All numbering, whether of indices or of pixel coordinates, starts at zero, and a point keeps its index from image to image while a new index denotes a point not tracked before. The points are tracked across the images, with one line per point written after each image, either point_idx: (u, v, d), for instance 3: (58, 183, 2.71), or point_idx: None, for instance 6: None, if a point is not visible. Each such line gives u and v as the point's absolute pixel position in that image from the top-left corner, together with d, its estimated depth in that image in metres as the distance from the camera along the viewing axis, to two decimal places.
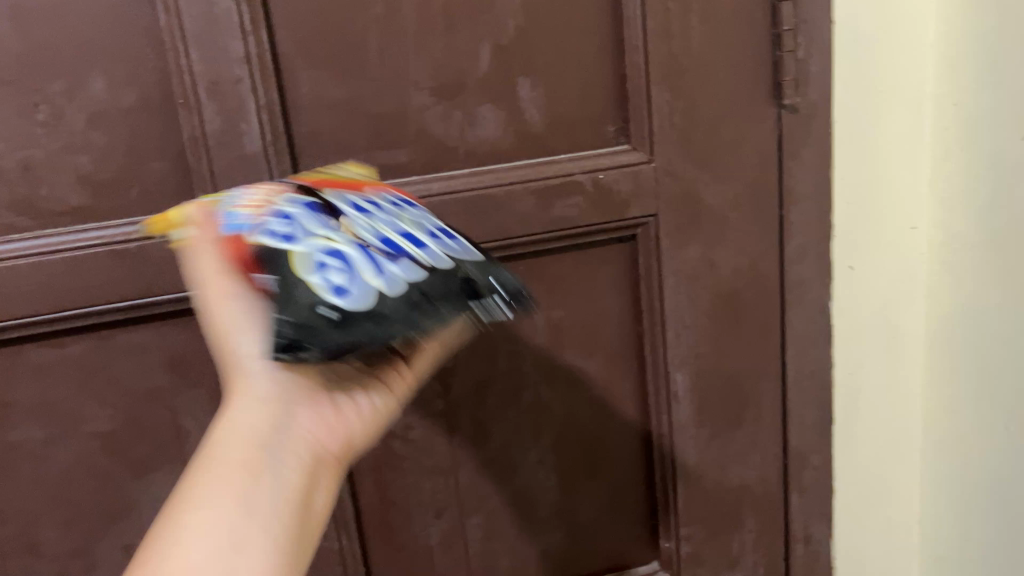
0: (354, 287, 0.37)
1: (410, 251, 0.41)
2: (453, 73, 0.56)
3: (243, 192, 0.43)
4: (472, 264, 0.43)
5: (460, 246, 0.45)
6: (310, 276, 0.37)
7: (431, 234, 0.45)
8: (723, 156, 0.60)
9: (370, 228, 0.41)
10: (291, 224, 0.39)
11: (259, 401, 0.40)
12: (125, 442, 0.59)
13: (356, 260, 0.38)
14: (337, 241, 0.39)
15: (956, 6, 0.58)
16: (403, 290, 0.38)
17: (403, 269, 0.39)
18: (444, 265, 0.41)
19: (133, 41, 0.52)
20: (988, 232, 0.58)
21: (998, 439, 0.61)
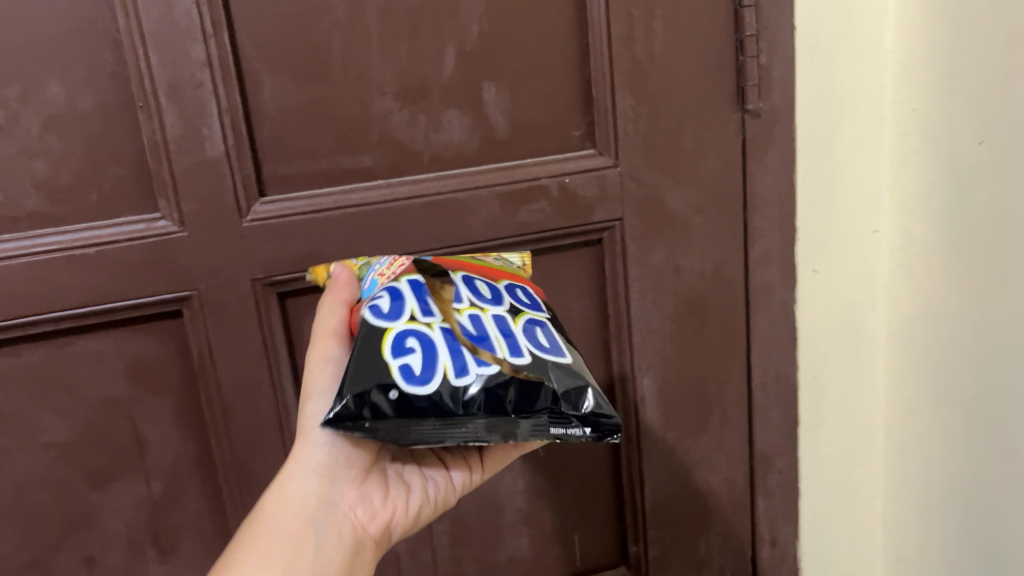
0: (423, 371, 0.40)
1: (505, 347, 0.42)
2: (418, 77, 0.56)
3: (383, 264, 0.49)
4: (559, 369, 0.42)
5: (563, 355, 0.44)
6: (390, 358, 0.40)
7: (531, 324, 0.45)
8: (688, 161, 0.61)
9: (477, 315, 0.44)
10: (396, 305, 0.43)
11: (314, 474, 0.44)
12: (84, 453, 0.57)
13: (440, 349, 0.41)
14: (429, 325, 0.43)
15: (915, 15, 0.59)
16: (476, 392, 0.40)
17: (482, 366, 0.41)
18: (530, 363, 0.42)
19: (91, 44, 0.51)
20: (947, 236, 0.59)
21: (959, 439, 0.62)
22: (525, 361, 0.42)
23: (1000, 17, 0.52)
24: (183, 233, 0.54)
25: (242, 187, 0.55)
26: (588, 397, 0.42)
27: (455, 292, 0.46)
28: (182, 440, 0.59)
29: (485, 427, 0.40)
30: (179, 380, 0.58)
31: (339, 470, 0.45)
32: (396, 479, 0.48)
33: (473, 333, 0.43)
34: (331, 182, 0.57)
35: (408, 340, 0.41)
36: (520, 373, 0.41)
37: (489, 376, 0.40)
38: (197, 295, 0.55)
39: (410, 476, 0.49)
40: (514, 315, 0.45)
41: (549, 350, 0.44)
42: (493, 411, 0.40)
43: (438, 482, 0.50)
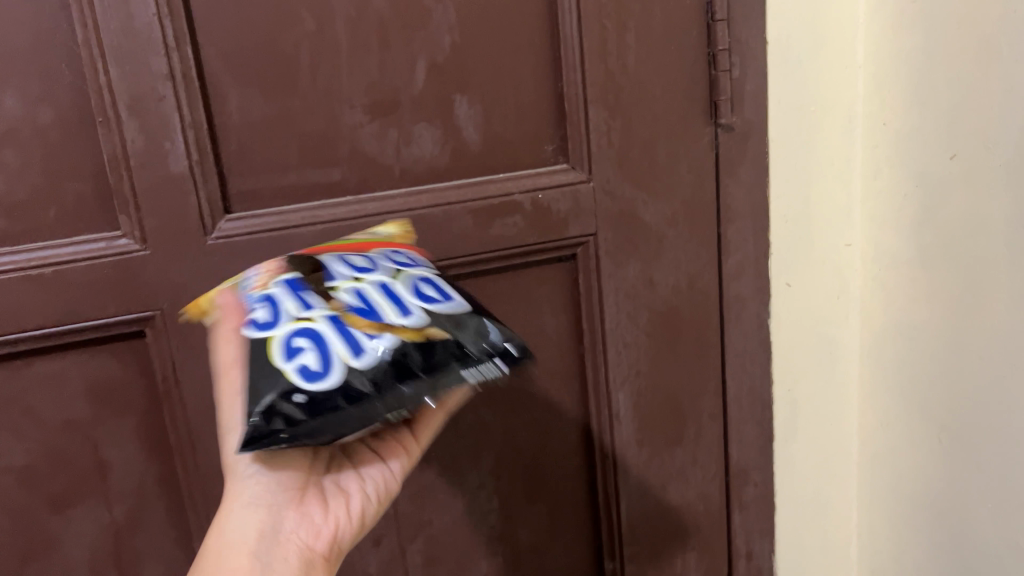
0: (320, 366, 0.39)
1: (392, 311, 0.42)
2: (388, 90, 0.55)
3: (256, 271, 0.46)
4: (447, 318, 0.43)
5: (453, 302, 0.45)
6: (284, 363, 0.38)
7: (414, 281, 0.45)
8: (661, 174, 0.60)
9: (358, 287, 0.43)
10: (275, 311, 0.41)
11: (249, 506, 0.44)
12: (43, 478, 0.55)
13: (328, 334, 0.40)
14: (312, 317, 0.40)
15: (885, 28, 0.59)
16: (376, 364, 0.39)
17: (378, 340, 0.40)
18: (422, 321, 0.42)
19: (48, 56, 0.50)
20: (917, 249, 0.60)
21: (931, 452, 0.62)
22: (418, 319, 0.42)
23: (970, 31, 0.52)
24: (146, 251, 0.53)
25: (206, 203, 0.53)
26: (483, 331, 0.44)
27: (330, 274, 0.44)
28: (145, 462, 0.57)
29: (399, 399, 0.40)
30: (142, 401, 0.56)
31: (275, 495, 0.45)
32: (333, 489, 0.47)
33: (360, 307, 0.42)
34: (299, 198, 0.55)
35: (296, 340, 0.39)
36: (421, 331, 0.41)
37: (387, 345, 0.40)
38: (160, 314, 0.54)
39: (348, 479, 0.48)
40: (393, 278, 0.45)
41: (441, 301, 0.44)
42: (402, 377, 0.40)
43: (378, 478, 0.48)
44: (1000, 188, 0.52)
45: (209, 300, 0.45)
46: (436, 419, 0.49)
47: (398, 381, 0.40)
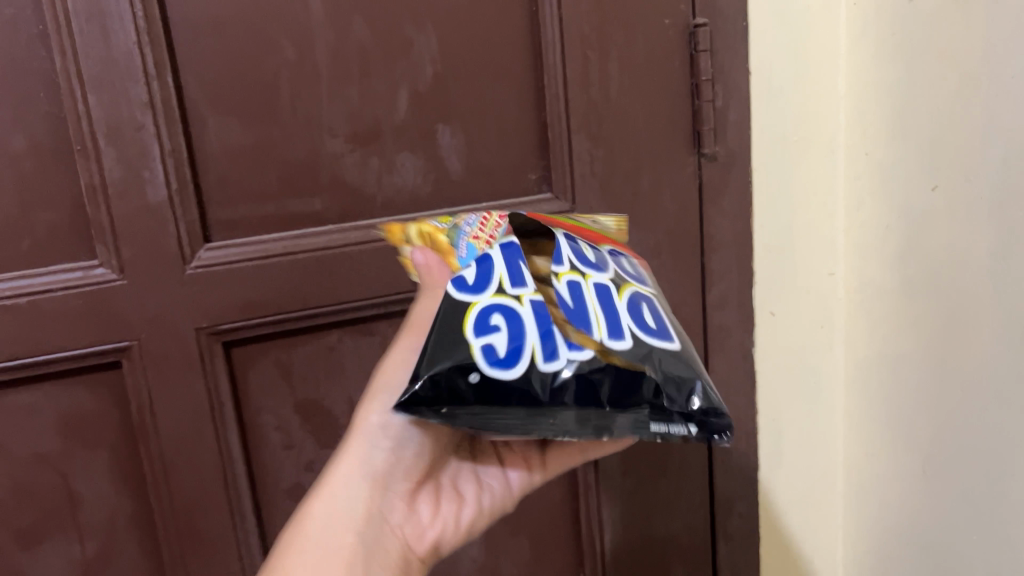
0: (508, 355, 0.35)
1: (602, 328, 0.37)
2: (370, 119, 0.55)
3: (474, 219, 0.43)
4: (665, 358, 0.38)
5: (669, 340, 0.39)
6: (471, 339, 0.34)
7: (634, 298, 0.40)
8: (645, 204, 0.60)
9: (575, 280, 0.39)
10: (483, 274, 0.37)
11: (365, 481, 0.43)
12: (12, 512, 0.54)
13: (529, 327, 0.36)
14: (517, 299, 0.36)
15: (866, 60, 0.59)
16: (565, 378, 0.35)
17: (577, 352, 0.36)
18: (632, 349, 0.37)
19: (25, 84, 0.49)
20: (901, 281, 0.60)
21: (915, 485, 0.62)
22: (625, 345, 0.37)
23: (951, 66, 0.53)
24: (123, 281, 0.52)
25: (185, 233, 0.53)
26: (695, 393, 0.37)
27: (556, 255, 0.40)
28: (118, 496, 0.56)
29: (576, 419, 0.36)
30: (116, 433, 0.55)
31: (393, 479, 0.44)
32: (450, 489, 0.48)
33: (572, 309, 0.37)
34: (280, 227, 0.55)
35: (493, 318, 0.35)
36: (623, 363, 0.36)
37: (585, 363, 0.35)
38: (136, 345, 0.53)
39: (466, 483, 0.49)
40: (617, 287, 0.40)
41: (655, 331, 0.39)
42: (584, 402, 0.36)
43: (495, 488, 0.49)
44: (983, 221, 0.52)
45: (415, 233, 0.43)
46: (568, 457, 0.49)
47: (579, 402, 0.36)
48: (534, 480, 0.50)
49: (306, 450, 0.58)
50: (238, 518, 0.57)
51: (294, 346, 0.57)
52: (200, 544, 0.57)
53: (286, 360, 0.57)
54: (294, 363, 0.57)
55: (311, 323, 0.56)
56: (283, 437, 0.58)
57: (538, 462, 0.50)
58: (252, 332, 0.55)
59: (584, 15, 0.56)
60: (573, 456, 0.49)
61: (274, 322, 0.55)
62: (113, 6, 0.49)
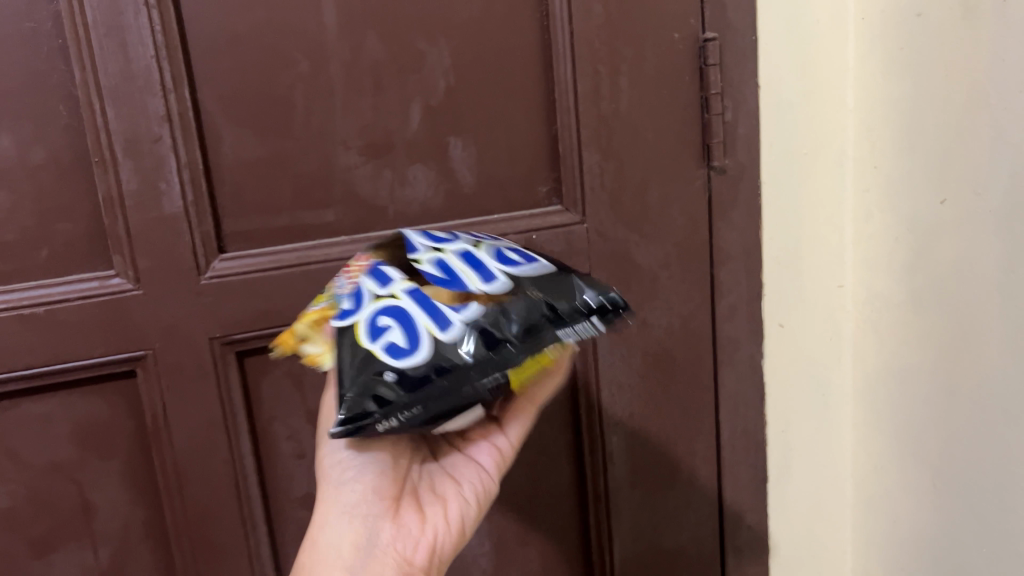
0: (409, 343, 0.39)
1: (475, 279, 0.42)
2: (382, 131, 0.55)
3: (343, 279, 0.46)
4: (534, 281, 0.43)
5: (536, 267, 0.45)
6: (371, 343, 0.39)
7: (495, 249, 0.46)
8: (654, 216, 0.61)
9: (439, 257, 0.43)
10: (358, 298, 0.42)
11: (343, 513, 0.44)
12: (26, 520, 0.55)
13: (417, 315, 0.40)
14: (395, 296, 0.41)
15: (874, 74, 0.60)
16: (463, 334, 0.39)
17: (463, 312, 0.40)
18: (508, 286, 0.42)
19: (44, 98, 0.50)
20: (909, 293, 0.60)
21: (924, 498, 0.62)
22: (502, 286, 0.42)
23: (958, 79, 0.53)
24: (139, 291, 0.53)
25: (200, 243, 0.53)
26: (583, 291, 0.43)
27: (411, 246, 0.45)
28: (131, 505, 0.56)
29: (493, 368, 0.39)
30: (130, 442, 0.56)
31: (370, 504, 0.45)
32: (429, 494, 0.48)
33: (443, 278, 0.42)
34: (292, 238, 0.55)
35: (381, 320, 0.40)
36: (498, 297, 0.41)
37: (472, 317, 0.40)
38: (151, 354, 0.54)
39: (443, 483, 0.49)
40: (475, 246, 0.46)
41: (523, 265, 0.44)
42: (490, 345, 0.39)
43: (472, 476, 0.49)
44: (991, 234, 0.52)
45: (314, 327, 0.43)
46: (520, 410, 0.50)
47: (489, 354, 0.39)
48: (502, 448, 0.50)
49: (317, 460, 0.59)
50: (250, 527, 0.58)
51: None
52: (212, 553, 0.57)
53: (298, 369, 0.57)
54: (307, 373, 0.57)
55: None
56: (295, 447, 0.58)
57: (494, 428, 0.50)
58: (265, 342, 0.56)
59: (595, 29, 0.57)
60: (523, 410, 0.50)
61: (286, 332, 0.56)
62: (132, 20, 0.50)
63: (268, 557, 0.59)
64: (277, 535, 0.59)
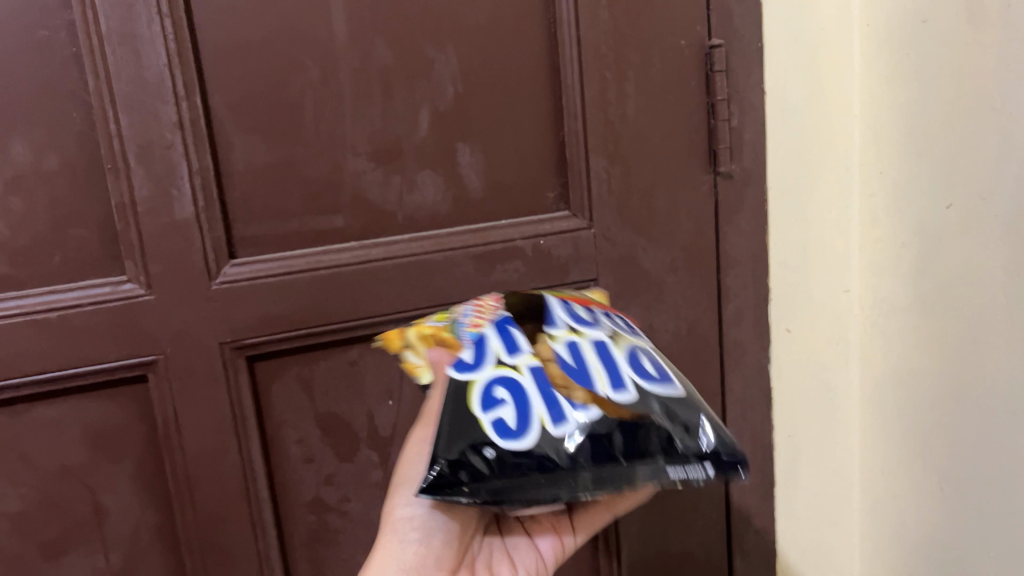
0: (517, 425, 0.38)
1: (606, 381, 0.41)
2: (391, 137, 0.56)
3: (467, 311, 0.47)
4: (662, 401, 0.41)
5: (672, 385, 0.42)
6: (479, 414, 0.38)
7: (635, 350, 0.44)
8: (661, 222, 0.61)
9: (575, 342, 0.43)
10: (479, 353, 0.42)
11: (403, 571, 0.43)
12: (38, 523, 0.55)
13: (531, 397, 0.39)
14: (516, 368, 0.41)
15: (880, 79, 0.60)
16: (575, 440, 0.38)
17: (582, 411, 0.39)
18: (636, 401, 0.40)
19: (59, 105, 0.51)
20: (917, 298, 0.60)
21: (933, 502, 0.62)
22: (632, 399, 0.40)
23: (964, 85, 0.53)
24: (151, 296, 0.53)
25: (211, 249, 0.54)
26: (701, 427, 0.40)
27: (551, 322, 0.45)
28: (142, 509, 0.57)
29: (593, 480, 0.38)
30: (141, 447, 0.56)
31: (428, 570, 0.44)
32: (486, 570, 0.48)
33: (574, 366, 0.41)
34: (302, 244, 0.56)
35: (497, 391, 0.39)
36: (630, 411, 0.39)
37: (590, 421, 0.39)
38: (162, 359, 0.54)
39: (501, 563, 0.49)
40: (615, 340, 0.44)
41: (657, 380, 0.42)
42: (602, 461, 0.38)
43: (529, 562, 0.49)
44: (997, 239, 0.52)
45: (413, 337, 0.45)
46: (596, 518, 0.49)
47: (596, 464, 0.38)
48: (567, 545, 0.49)
49: (326, 464, 0.59)
50: (260, 531, 0.58)
51: (316, 361, 0.58)
52: (222, 557, 0.57)
53: (308, 374, 0.58)
54: (317, 378, 0.58)
55: (332, 338, 0.57)
56: (305, 451, 0.58)
57: (565, 526, 0.49)
58: (275, 347, 0.56)
59: (602, 36, 0.57)
60: (603, 514, 0.49)
61: (297, 337, 0.56)
62: (145, 28, 0.50)
63: (276, 562, 0.59)
64: (285, 539, 0.60)
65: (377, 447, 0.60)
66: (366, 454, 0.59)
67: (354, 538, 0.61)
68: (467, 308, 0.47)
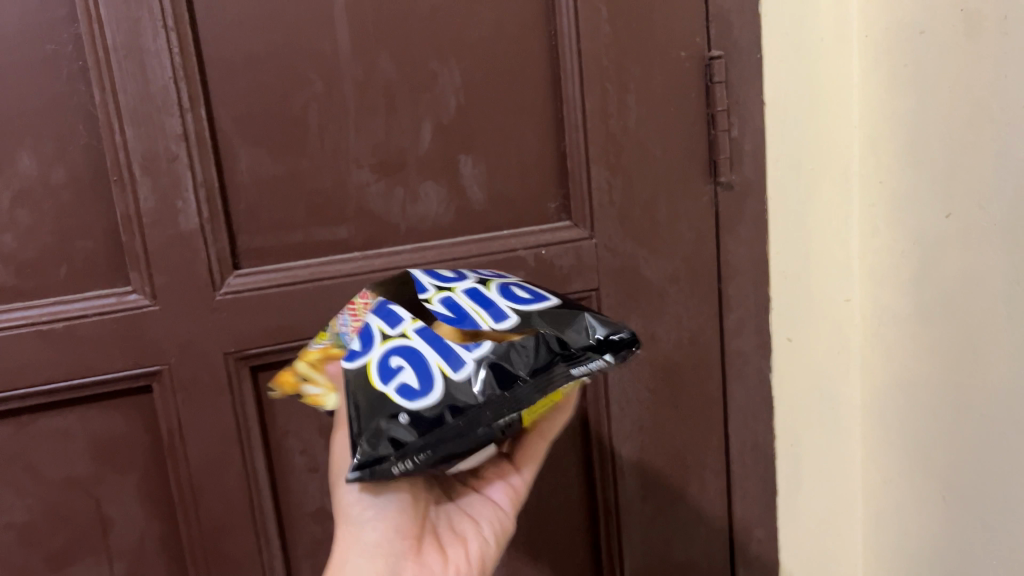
0: (421, 384, 0.39)
1: (485, 318, 0.42)
2: (395, 149, 0.56)
3: (345, 316, 0.46)
4: (543, 316, 0.42)
5: (543, 301, 0.44)
6: (384, 386, 0.39)
7: (502, 287, 0.46)
8: (662, 232, 0.61)
9: (448, 297, 0.43)
10: (366, 339, 0.41)
11: (366, 555, 0.43)
12: (44, 533, 0.55)
13: (427, 352, 0.40)
14: (405, 335, 0.41)
15: (879, 90, 0.61)
16: (475, 373, 0.39)
17: (473, 350, 0.40)
18: (514, 323, 0.41)
19: (66, 118, 0.51)
20: (916, 307, 0.60)
21: (934, 511, 0.62)
22: (510, 323, 0.41)
23: (962, 96, 0.54)
24: (156, 307, 0.54)
25: (216, 260, 0.54)
26: (584, 325, 0.43)
27: (417, 287, 0.45)
28: (147, 519, 0.57)
29: (504, 407, 0.39)
30: (146, 457, 0.56)
31: (393, 544, 0.44)
32: (451, 533, 0.48)
33: (450, 316, 0.42)
34: (306, 255, 0.56)
35: (393, 359, 0.40)
36: (506, 336, 0.41)
37: (485, 355, 0.39)
38: (167, 370, 0.54)
39: (462, 522, 0.49)
40: (482, 285, 0.45)
41: (529, 301, 0.44)
42: (508, 384, 0.39)
43: (487, 514, 0.50)
44: (996, 248, 0.53)
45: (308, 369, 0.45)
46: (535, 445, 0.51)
47: (506, 390, 0.39)
48: (516, 485, 0.51)
49: (330, 473, 0.59)
50: (263, 542, 0.58)
51: None
52: (226, 567, 0.58)
53: None
54: None
55: None
56: (308, 461, 0.59)
57: (510, 467, 0.51)
58: (278, 357, 0.56)
59: (603, 48, 0.58)
60: (538, 442, 0.51)
61: (300, 347, 0.56)
62: (151, 42, 0.51)
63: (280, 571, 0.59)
64: (289, 549, 0.60)
65: None
66: None
67: None
68: (360, 297, 0.47)
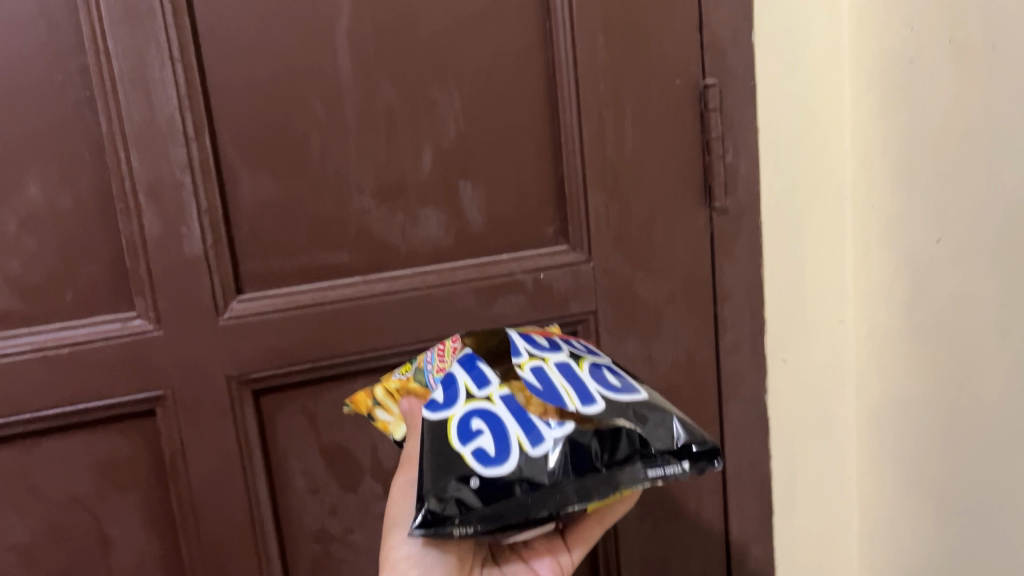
0: (497, 452, 0.40)
1: (574, 396, 0.43)
2: (395, 174, 0.57)
3: (427, 357, 0.49)
4: (631, 411, 0.44)
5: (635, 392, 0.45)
6: (461, 446, 0.40)
7: (594, 367, 0.47)
8: (658, 254, 0.62)
9: (539, 365, 0.45)
10: (449, 390, 0.43)
11: None
12: (47, 554, 0.56)
13: (508, 423, 0.41)
14: (489, 399, 0.42)
15: (871, 115, 0.62)
16: (553, 455, 0.40)
17: (556, 429, 0.41)
18: (603, 410, 0.43)
19: (73, 145, 0.52)
20: (909, 329, 0.61)
21: (928, 530, 0.63)
22: (597, 408, 0.43)
23: (952, 122, 0.55)
24: (159, 332, 0.54)
25: (219, 285, 0.55)
26: (675, 432, 0.43)
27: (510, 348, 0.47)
28: (150, 540, 0.58)
29: (576, 491, 0.40)
30: (149, 479, 0.57)
31: None
32: None
33: (540, 388, 0.43)
34: (308, 279, 0.57)
35: (474, 422, 0.41)
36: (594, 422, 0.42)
37: (566, 435, 0.41)
38: (170, 394, 0.55)
39: None
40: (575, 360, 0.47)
41: (621, 390, 0.45)
42: (584, 472, 0.41)
43: None
44: (987, 273, 0.54)
45: (385, 395, 0.50)
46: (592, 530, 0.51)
47: (580, 477, 0.41)
48: (564, 564, 0.51)
49: (331, 495, 0.60)
50: (265, 562, 0.59)
51: (320, 394, 0.59)
52: None
53: (312, 407, 0.59)
54: (321, 411, 0.59)
55: (336, 372, 0.58)
56: (309, 482, 0.59)
57: (561, 546, 0.51)
58: (281, 380, 0.57)
59: (600, 75, 0.59)
60: (595, 527, 0.51)
61: (302, 371, 0.57)
62: (157, 72, 0.52)
63: None
64: (290, 569, 0.60)
65: (382, 478, 0.60)
66: (370, 485, 0.60)
67: (357, 568, 0.61)
68: (436, 351, 0.48)
